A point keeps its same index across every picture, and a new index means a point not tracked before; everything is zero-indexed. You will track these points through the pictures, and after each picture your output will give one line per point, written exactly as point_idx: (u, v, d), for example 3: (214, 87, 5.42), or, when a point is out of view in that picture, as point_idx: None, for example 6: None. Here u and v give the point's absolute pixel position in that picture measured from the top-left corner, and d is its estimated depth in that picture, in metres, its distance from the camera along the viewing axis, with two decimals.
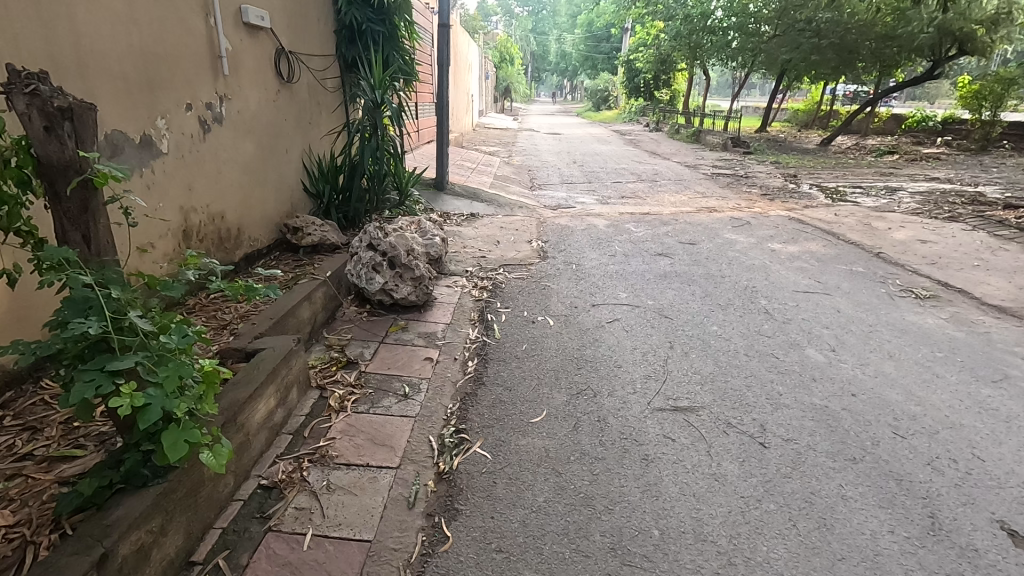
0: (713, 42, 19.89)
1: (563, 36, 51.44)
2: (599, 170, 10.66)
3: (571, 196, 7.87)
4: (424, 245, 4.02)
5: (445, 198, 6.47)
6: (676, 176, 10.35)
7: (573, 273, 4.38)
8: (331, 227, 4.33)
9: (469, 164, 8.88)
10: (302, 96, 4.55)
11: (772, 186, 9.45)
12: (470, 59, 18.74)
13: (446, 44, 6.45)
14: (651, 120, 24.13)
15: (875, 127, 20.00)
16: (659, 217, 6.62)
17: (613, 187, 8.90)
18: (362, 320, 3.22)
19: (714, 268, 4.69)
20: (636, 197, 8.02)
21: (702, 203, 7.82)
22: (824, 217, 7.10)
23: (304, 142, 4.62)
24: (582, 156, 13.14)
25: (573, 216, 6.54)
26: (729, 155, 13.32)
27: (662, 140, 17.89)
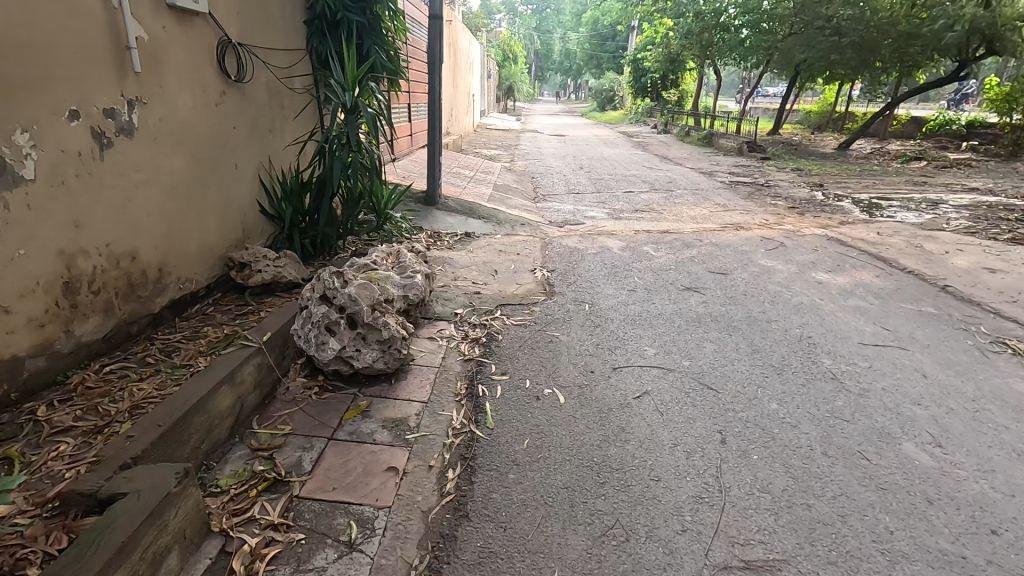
0: (725, 40, 19.07)
1: (568, 34, 50.58)
2: (609, 178, 9.85)
3: (579, 210, 7.07)
4: (401, 286, 3.22)
5: (437, 215, 5.67)
6: (692, 185, 9.53)
7: (586, 317, 3.58)
8: (289, 260, 3.53)
9: (466, 172, 8.07)
10: (257, 99, 3.75)
11: (799, 198, 8.64)
12: (471, 57, 17.97)
13: (439, 38, 5.65)
14: (659, 121, 23.30)
15: (895, 130, 19.14)
16: (680, 237, 5.81)
17: (625, 198, 8.09)
18: (310, 400, 2.42)
19: (756, 308, 3.89)
20: (651, 211, 7.21)
21: (726, 218, 7.00)
22: (866, 236, 6.28)
23: (260, 154, 3.81)
24: (589, 160, 12.34)
25: (582, 235, 5.75)
26: (745, 160, 12.50)
27: (672, 143, 17.07)
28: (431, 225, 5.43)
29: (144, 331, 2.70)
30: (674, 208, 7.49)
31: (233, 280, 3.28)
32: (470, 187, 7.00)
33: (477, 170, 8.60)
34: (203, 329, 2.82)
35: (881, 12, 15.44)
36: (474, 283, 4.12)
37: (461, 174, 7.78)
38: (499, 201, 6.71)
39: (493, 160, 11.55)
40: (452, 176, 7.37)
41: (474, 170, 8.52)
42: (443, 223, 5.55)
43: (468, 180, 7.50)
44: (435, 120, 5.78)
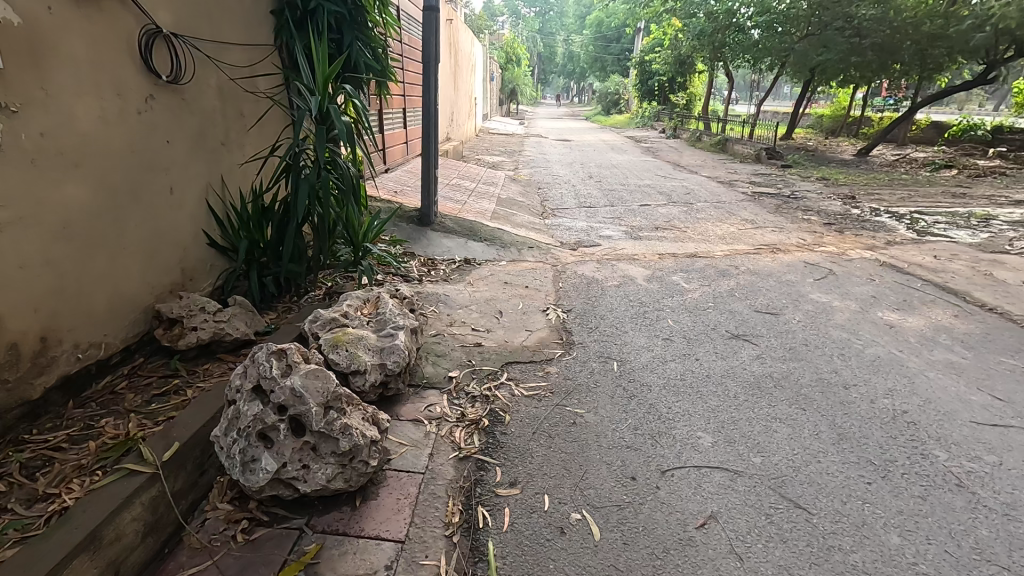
0: (738, 42, 18.33)
1: (572, 37, 49.94)
2: (622, 189, 9.10)
3: (592, 228, 6.30)
4: (378, 350, 2.47)
5: (431, 238, 4.91)
6: (713, 197, 8.77)
7: (616, 383, 2.81)
8: (237, 310, 2.77)
9: (466, 184, 7.31)
10: (203, 105, 3.00)
11: (832, 212, 7.87)
12: (474, 59, 17.29)
13: (434, 33, 4.90)
14: (668, 126, 22.57)
15: (914, 135, 18.39)
16: (712, 264, 5.04)
17: (642, 213, 7.33)
18: (232, 546, 1.66)
19: (824, 366, 3.13)
20: (673, 229, 6.44)
21: (758, 238, 6.22)
22: (922, 260, 5.51)
23: (207, 174, 3.06)
24: (599, 168, 11.59)
25: (599, 261, 4.98)
26: (765, 169, 11.74)
27: (684, 149, 16.33)
28: (424, 252, 4.68)
29: (14, 428, 1.94)
30: (698, 225, 6.72)
31: (159, 341, 2.49)
32: (470, 201, 6.24)
33: (478, 181, 7.85)
34: (102, 420, 2.06)
35: (904, 11, 14.68)
36: (473, 330, 3.36)
37: (460, 186, 7.02)
38: (503, 217, 5.95)
39: (495, 169, 10.79)
40: (450, 189, 6.62)
41: (475, 181, 7.76)
42: (438, 248, 4.79)
43: (468, 193, 6.73)
44: (430, 129, 5.02)
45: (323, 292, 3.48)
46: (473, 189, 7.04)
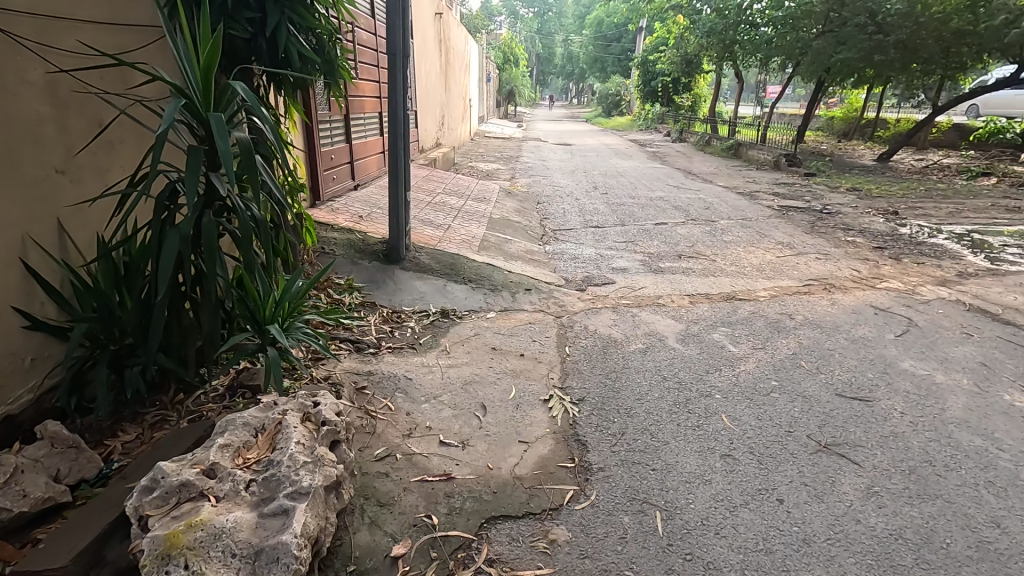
0: (749, 40, 17.22)
1: (572, 37, 48.89)
2: (632, 203, 8.05)
3: (602, 257, 5.22)
4: (252, 556, 1.38)
5: (400, 281, 3.84)
6: (737, 213, 7.71)
7: (666, 570, 1.71)
8: (35, 459, 1.68)
9: (453, 201, 6.22)
10: (12, 112, 1.91)
11: (877, 232, 6.79)
12: (469, 60, 16.33)
13: (404, 16, 3.79)
14: (673, 129, 21.50)
15: (934, 139, 17.36)
16: (760, 312, 3.94)
17: (659, 234, 6.24)
18: None
19: (976, 510, 2.04)
20: (698, 258, 5.35)
21: (803, 270, 5.13)
22: (1014, 300, 4.44)
23: (22, 217, 1.96)
24: (604, 177, 10.55)
25: (615, 308, 3.90)
26: (787, 177, 10.70)
27: (693, 154, 15.31)
28: (389, 303, 3.61)
29: None
30: (728, 251, 5.63)
31: None
32: (455, 225, 5.15)
33: (467, 195, 6.79)
34: None
35: (932, 5, 13.56)
36: (441, 444, 2.28)
37: (444, 204, 5.93)
38: (494, 246, 4.86)
39: (489, 179, 9.68)
40: (432, 209, 5.54)
41: (463, 196, 6.68)
42: (408, 296, 3.72)
43: (454, 213, 5.65)
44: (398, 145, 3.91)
45: (223, 385, 2.38)
46: (461, 208, 5.95)
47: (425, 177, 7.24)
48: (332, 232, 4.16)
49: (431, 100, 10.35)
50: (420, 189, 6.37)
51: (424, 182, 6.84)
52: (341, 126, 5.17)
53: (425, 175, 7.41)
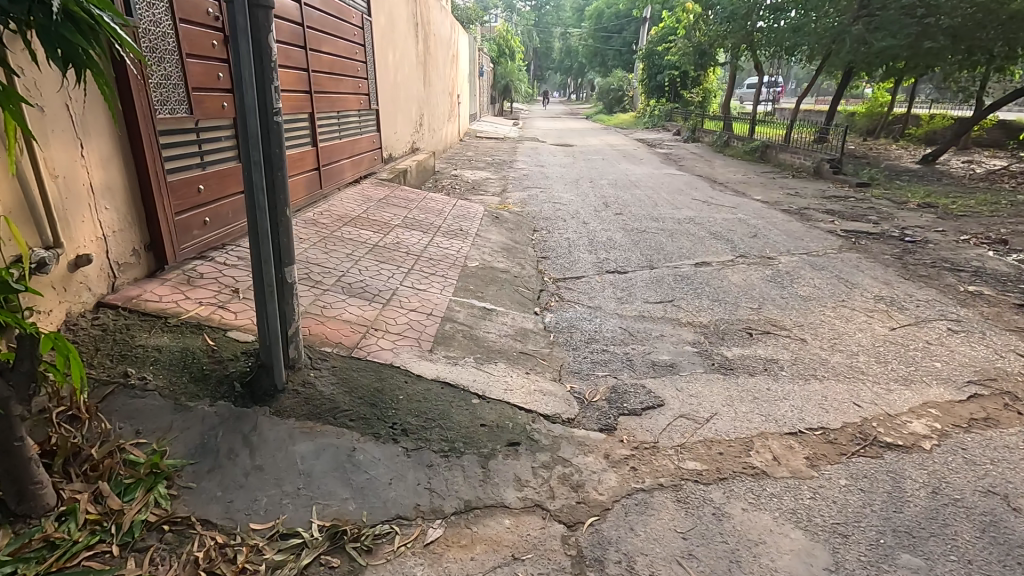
0: (773, 28, 15.22)
1: (571, 29, 46.75)
2: (656, 228, 6.25)
3: (631, 341, 3.36)
4: None
5: (264, 448, 1.97)
6: (795, 243, 5.89)
7: None
8: None
9: (412, 242, 4.35)
10: None
11: (999, 275, 4.92)
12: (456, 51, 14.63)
13: None
14: (684, 127, 19.54)
15: (977, 137, 15.48)
16: (946, 496, 2.09)
17: (705, 287, 4.39)
18: None
19: None
20: (779, 337, 3.50)
21: (946, 361, 3.28)
22: None
23: None
24: (616, 189, 8.74)
25: (676, 490, 2.05)
26: (836, 188, 8.87)
27: (712, 156, 13.53)
28: (224, 515, 1.75)
29: None
30: (816, 321, 3.77)
31: None
32: (402, 293, 3.29)
33: (436, 228, 4.92)
34: None
35: None
36: None
37: (396, 250, 4.06)
38: (461, 332, 3.00)
39: (475, 195, 7.87)
40: (372, 261, 3.68)
41: (428, 230, 4.81)
42: (271, 489, 1.86)
43: (407, 265, 3.79)
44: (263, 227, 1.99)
45: None
46: (420, 255, 4.09)
47: (381, 201, 5.37)
48: (159, 335, 2.30)
49: (403, 97, 8.43)
50: (365, 224, 4.50)
51: (375, 211, 4.96)
52: (223, 137, 3.31)
53: (381, 197, 5.53)
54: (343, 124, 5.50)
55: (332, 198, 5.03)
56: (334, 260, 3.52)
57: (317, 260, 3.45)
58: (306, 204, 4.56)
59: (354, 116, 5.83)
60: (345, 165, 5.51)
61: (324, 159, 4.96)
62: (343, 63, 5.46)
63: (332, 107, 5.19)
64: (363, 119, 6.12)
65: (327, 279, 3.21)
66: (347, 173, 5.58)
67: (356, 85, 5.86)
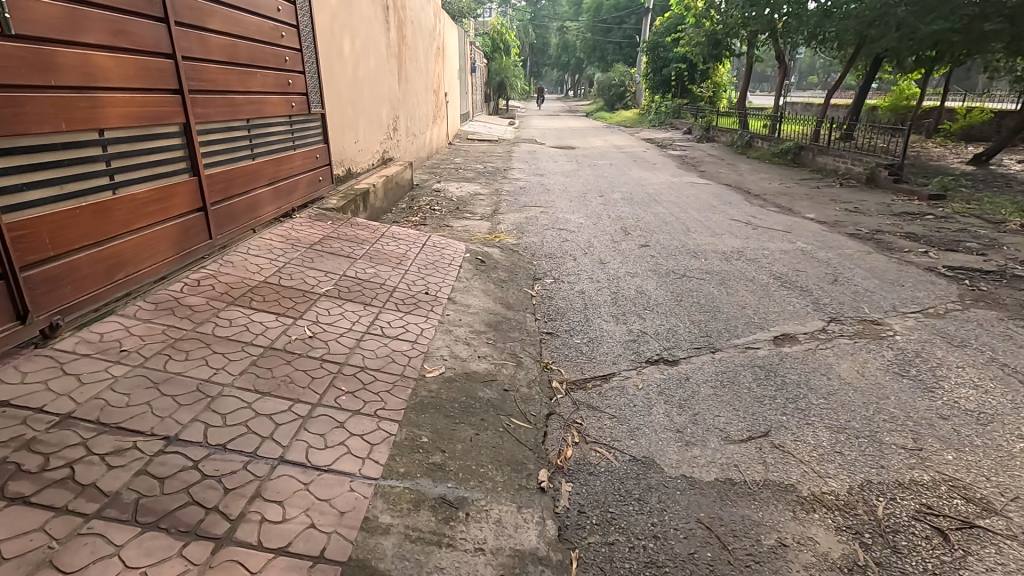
0: (799, 12, 13.45)
1: (568, 22, 44.89)
2: (700, 270, 4.62)
3: (730, 572, 1.72)
4: None
5: None
6: (894, 292, 4.26)
7: None
8: None
9: (336, 332, 2.69)
10: None
11: None
12: (443, 43, 13.03)
13: None
14: (695, 125, 17.90)
15: None
16: None
17: (809, 397, 2.75)
18: None
19: None
20: (996, 544, 1.87)
21: None
22: None
23: None
24: (633, 207, 7.12)
25: None
26: (903, 202, 7.23)
27: (735, 159, 11.91)
28: None
29: None
30: None
31: None
32: (272, 493, 1.64)
33: (387, 294, 3.27)
34: None
35: None
36: None
37: (301, 355, 2.41)
38: None
39: (459, 220, 6.23)
40: (242, 398, 2.03)
41: (372, 300, 3.14)
42: None
43: (310, 397, 2.14)
44: None
45: None
46: (343, 363, 2.44)
47: (312, 249, 3.71)
48: None
49: (369, 96, 6.77)
50: (267, 300, 2.84)
51: (295, 270, 3.30)
52: None
53: (315, 242, 3.87)
54: (260, 136, 3.83)
55: (234, 249, 3.38)
56: (159, 410, 1.87)
57: (117, 419, 1.78)
58: (178, 268, 2.90)
59: (281, 124, 4.16)
60: (263, 196, 3.85)
61: (219, 193, 3.31)
62: (258, 49, 3.80)
63: (237, 113, 3.53)
64: (298, 128, 4.44)
65: (110, 481, 1.56)
66: (268, 206, 3.92)
67: (284, 82, 4.20)
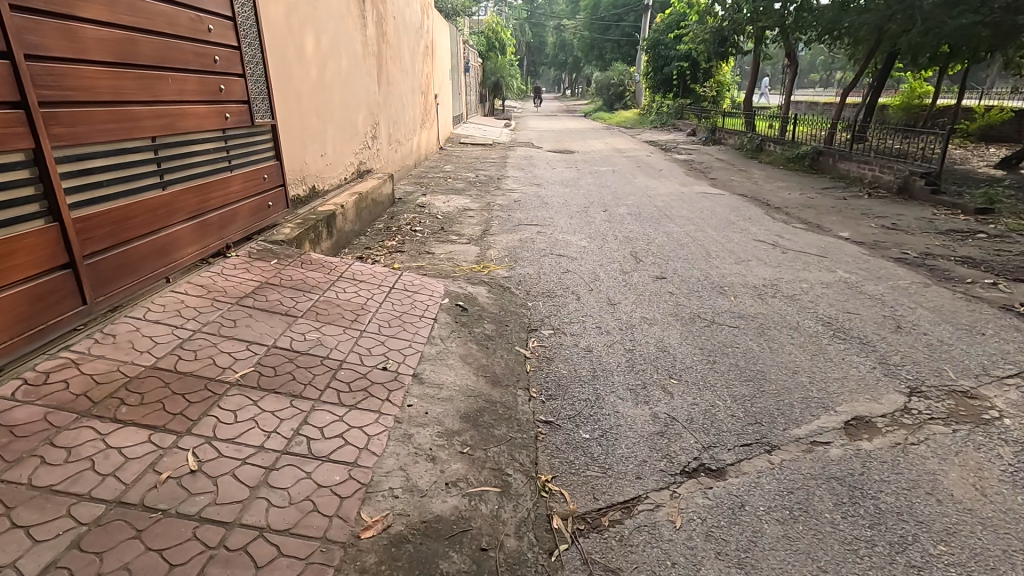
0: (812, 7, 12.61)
1: (565, 21, 44.08)
2: (731, 315, 3.78)
3: None
4: None
5: None
6: (978, 345, 3.41)
7: None
8: None
9: (236, 458, 1.84)
10: None
11: None
12: (433, 41, 12.18)
13: None
14: (699, 126, 17.08)
15: None
16: None
17: (923, 542, 1.91)
18: None
19: None
20: None
21: None
22: None
23: None
24: (642, 224, 6.29)
25: None
26: (948, 218, 6.38)
27: (747, 165, 11.08)
28: None
29: None
30: None
31: None
32: None
33: (328, 375, 2.42)
34: None
35: None
36: None
37: (166, 515, 1.57)
38: None
39: (444, 245, 5.37)
40: None
41: (304, 388, 2.29)
42: None
43: None
44: None
45: None
46: (232, 524, 1.59)
47: (239, 305, 2.85)
48: None
49: (341, 101, 5.91)
50: (145, 402, 1.99)
51: (205, 342, 2.45)
52: None
53: (247, 292, 3.01)
54: (175, 158, 2.98)
55: (125, 313, 2.53)
56: None
57: None
58: (21, 356, 2.06)
59: (210, 141, 3.31)
60: (180, 236, 2.99)
61: (103, 240, 2.46)
62: (172, 47, 2.95)
63: (135, 130, 2.68)
64: (236, 143, 3.59)
65: None
66: (188, 247, 3.07)
67: (214, 88, 3.35)
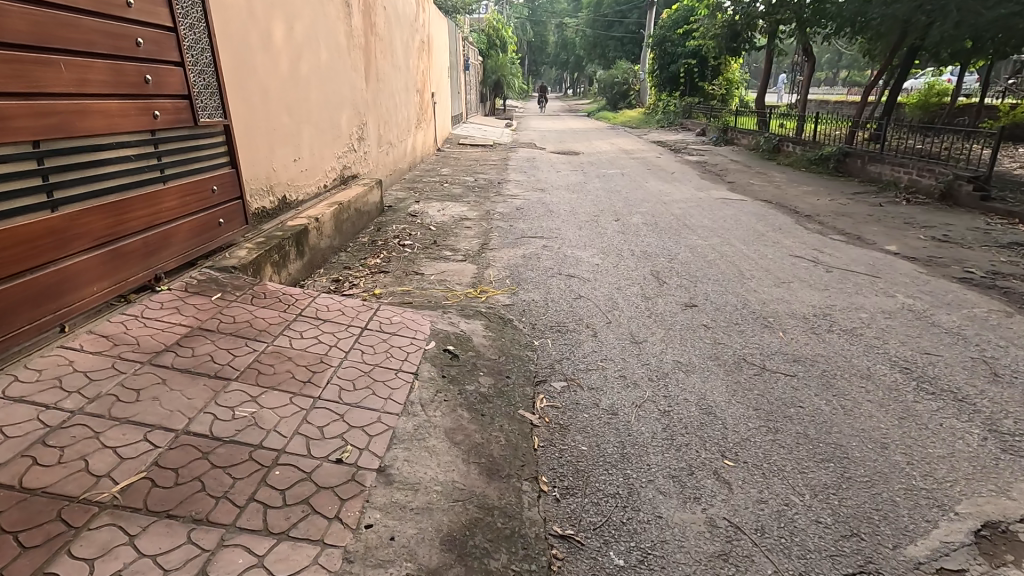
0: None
1: (567, 19, 43.29)
2: (785, 358, 3.06)
3: None
4: None
5: None
6: None
7: None
8: None
9: None
10: None
11: None
12: (429, 35, 11.43)
13: None
14: (709, 126, 16.32)
15: None
16: None
17: None
18: None
19: None
20: None
21: None
22: None
23: None
24: (661, 236, 5.56)
25: None
26: (1007, 228, 5.64)
27: (765, 167, 10.33)
28: None
29: None
30: None
31: None
32: None
33: (255, 479, 1.71)
34: None
35: None
36: None
37: None
38: None
39: (435, 263, 4.65)
40: None
41: (214, 508, 1.58)
42: None
43: None
44: None
45: None
46: None
47: (151, 365, 2.14)
48: None
49: (319, 98, 5.20)
50: None
51: (82, 432, 1.74)
52: None
53: (169, 345, 2.30)
54: (72, 169, 2.27)
55: None
56: None
57: None
58: None
59: (130, 146, 2.60)
60: (79, 270, 2.28)
61: None
62: (70, 24, 2.25)
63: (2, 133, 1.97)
64: (170, 148, 2.88)
65: None
66: (94, 284, 2.36)
67: (138, 78, 2.64)
